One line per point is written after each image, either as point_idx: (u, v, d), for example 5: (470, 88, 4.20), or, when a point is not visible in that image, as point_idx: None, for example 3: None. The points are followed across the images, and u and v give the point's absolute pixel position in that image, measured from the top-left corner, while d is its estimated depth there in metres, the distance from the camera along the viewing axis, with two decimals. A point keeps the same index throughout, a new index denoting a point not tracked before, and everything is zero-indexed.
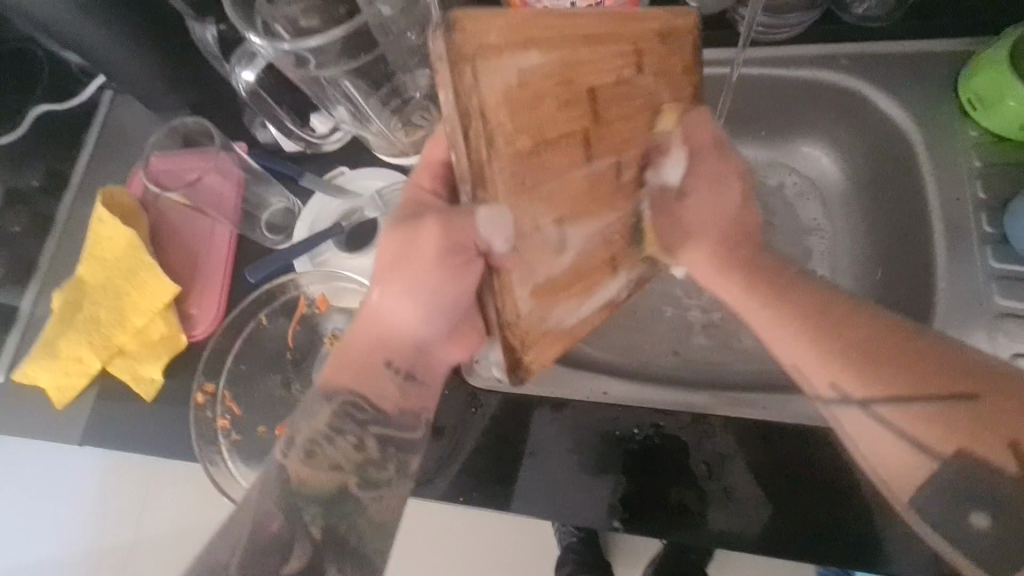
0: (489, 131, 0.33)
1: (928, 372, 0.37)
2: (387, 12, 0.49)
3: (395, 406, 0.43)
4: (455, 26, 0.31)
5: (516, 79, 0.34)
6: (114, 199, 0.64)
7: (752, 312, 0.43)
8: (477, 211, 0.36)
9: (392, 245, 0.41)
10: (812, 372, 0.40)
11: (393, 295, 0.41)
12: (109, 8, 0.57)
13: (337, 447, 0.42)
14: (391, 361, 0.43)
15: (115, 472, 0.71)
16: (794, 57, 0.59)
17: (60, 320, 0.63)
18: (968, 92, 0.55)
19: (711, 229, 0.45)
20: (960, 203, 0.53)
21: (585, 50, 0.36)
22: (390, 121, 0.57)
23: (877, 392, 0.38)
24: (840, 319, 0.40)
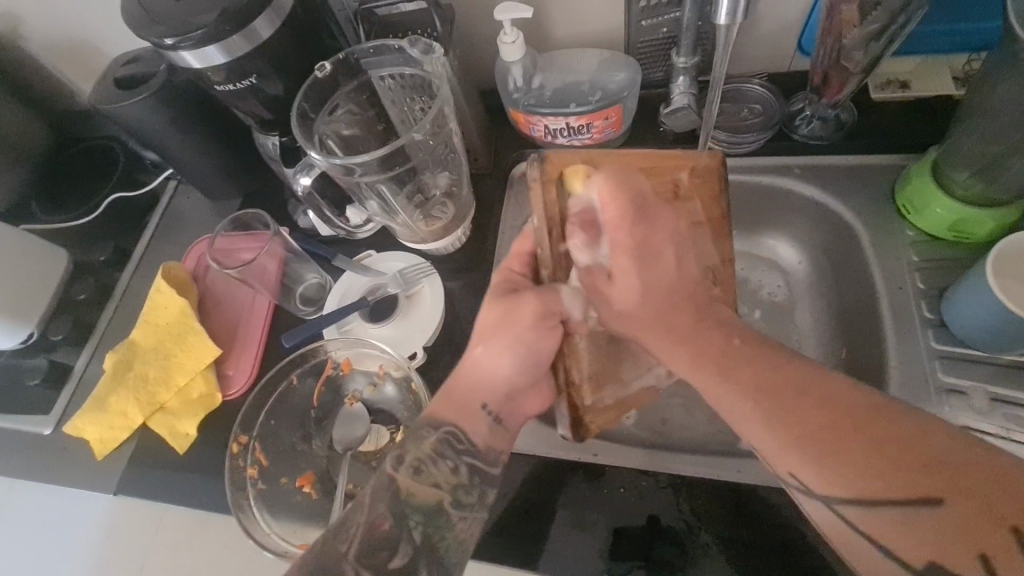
0: (562, 231, 0.48)
1: (888, 476, 0.35)
2: (419, 137, 0.59)
3: (484, 442, 0.49)
4: (543, 159, 0.47)
5: (610, 183, 0.46)
6: (172, 272, 0.74)
7: (728, 406, 0.42)
8: (558, 288, 0.49)
9: (497, 311, 0.49)
10: (779, 464, 0.39)
11: (498, 349, 0.49)
12: (190, 119, 0.71)
13: (440, 469, 0.47)
14: (485, 404, 0.49)
15: (123, 516, 0.67)
16: (754, 166, 0.70)
17: (112, 377, 0.70)
18: (902, 199, 0.65)
19: (656, 312, 0.47)
20: (902, 291, 0.62)
21: (647, 174, 0.51)
22: (413, 214, 0.67)
23: (834, 491, 0.36)
24: (794, 404, 0.39)
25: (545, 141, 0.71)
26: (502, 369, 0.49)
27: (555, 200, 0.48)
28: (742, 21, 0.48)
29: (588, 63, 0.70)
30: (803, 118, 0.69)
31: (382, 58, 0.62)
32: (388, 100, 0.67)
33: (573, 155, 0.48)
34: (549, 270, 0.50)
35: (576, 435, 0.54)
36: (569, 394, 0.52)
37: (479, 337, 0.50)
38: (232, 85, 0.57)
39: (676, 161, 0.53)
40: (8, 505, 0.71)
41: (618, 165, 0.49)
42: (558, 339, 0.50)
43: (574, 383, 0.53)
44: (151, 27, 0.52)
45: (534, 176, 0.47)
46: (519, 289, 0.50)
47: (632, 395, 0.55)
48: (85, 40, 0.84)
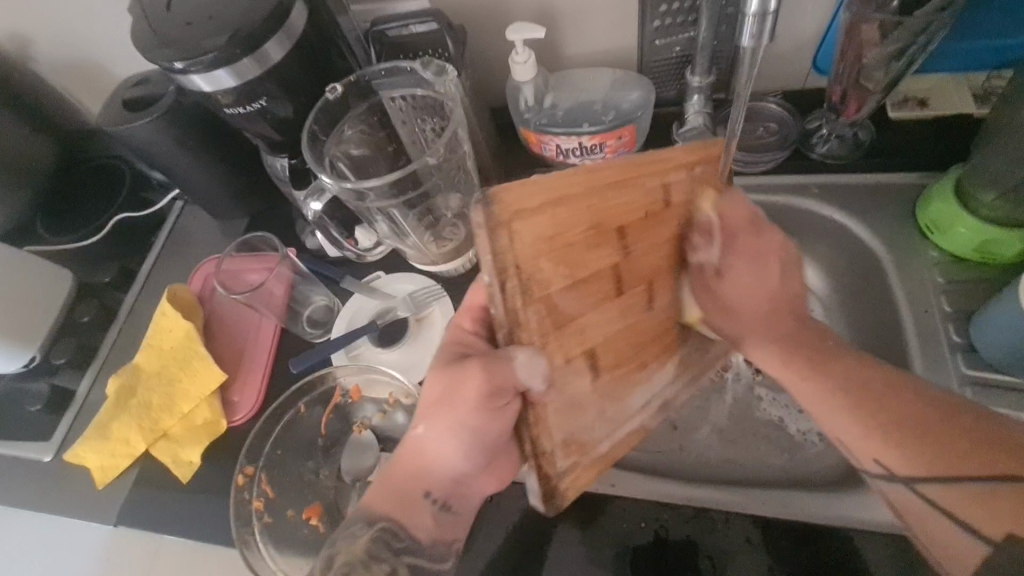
0: (522, 285, 0.41)
1: (962, 454, 0.40)
2: (433, 161, 0.58)
3: (429, 537, 0.48)
4: (491, 199, 0.37)
5: (545, 227, 0.40)
6: (176, 295, 0.72)
7: (823, 410, 0.46)
8: (515, 356, 0.43)
9: (440, 387, 0.48)
10: (885, 459, 0.43)
11: (440, 429, 0.48)
12: (199, 140, 0.70)
13: (374, 571, 0.45)
14: (429, 492, 0.48)
15: (118, 550, 0.64)
16: (770, 185, 0.69)
17: (114, 404, 0.69)
18: (925, 219, 0.63)
19: (761, 312, 0.51)
20: (927, 313, 0.60)
21: (611, 186, 0.41)
22: (424, 236, 0.66)
23: (917, 471, 0.41)
24: (875, 390, 0.44)
25: (557, 161, 0.70)
26: (443, 451, 0.48)
27: (506, 246, 0.39)
28: (768, 44, 0.47)
29: (601, 83, 0.69)
30: (819, 136, 0.68)
31: (394, 79, 0.61)
32: (399, 120, 0.66)
33: (521, 192, 0.38)
34: (507, 332, 0.42)
35: (550, 507, 0.49)
36: (538, 462, 0.47)
37: (421, 415, 0.48)
38: (240, 108, 0.56)
39: (655, 165, 0.43)
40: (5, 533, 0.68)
41: (553, 207, 0.39)
42: (508, 414, 0.47)
43: (541, 451, 0.47)
44: (160, 51, 0.51)
45: (479, 224, 0.37)
46: (472, 351, 0.48)
47: (618, 445, 0.52)
48: (94, 61, 0.84)
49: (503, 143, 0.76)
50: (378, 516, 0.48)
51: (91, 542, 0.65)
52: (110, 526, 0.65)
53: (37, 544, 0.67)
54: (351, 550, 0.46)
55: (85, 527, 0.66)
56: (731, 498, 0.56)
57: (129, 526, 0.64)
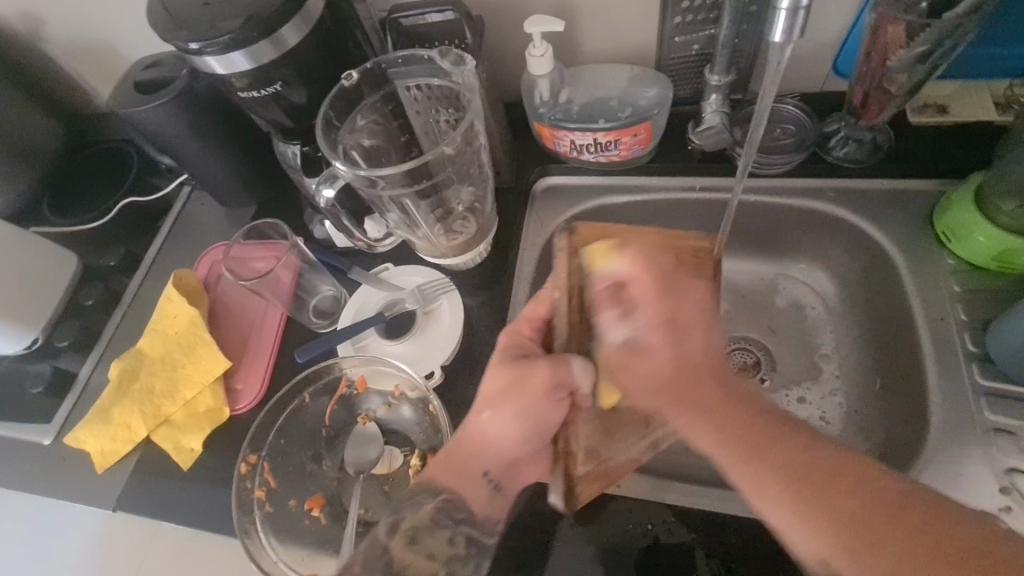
0: (583, 299, 0.47)
1: (918, 558, 0.35)
2: (448, 151, 0.57)
3: (482, 509, 0.47)
4: (573, 231, 0.48)
5: (648, 264, 0.45)
6: (183, 281, 0.72)
7: (754, 490, 0.40)
8: (572, 359, 0.46)
9: (506, 377, 0.46)
10: (796, 540, 0.38)
11: (506, 417, 0.46)
12: (211, 124, 0.69)
13: (436, 539, 0.46)
14: (487, 471, 0.47)
15: (117, 534, 0.63)
16: (787, 188, 0.68)
17: (117, 388, 0.68)
18: (943, 225, 0.62)
19: (661, 371, 0.43)
20: (943, 322, 0.59)
21: (666, 250, 0.48)
22: (434, 228, 0.65)
23: (855, 570, 0.36)
24: (813, 473, 0.39)
25: (570, 157, 0.70)
26: (509, 438, 0.46)
27: (573, 270, 0.46)
28: (798, 40, 0.46)
29: (617, 79, 0.68)
30: (838, 139, 0.67)
31: (410, 68, 0.60)
32: (413, 111, 0.65)
33: (596, 232, 0.48)
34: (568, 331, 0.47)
35: (566, 506, 0.47)
36: (565, 463, 0.47)
37: (485, 401, 0.47)
38: (255, 92, 0.55)
39: (697, 235, 0.51)
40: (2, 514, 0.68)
41: (615, 247, 0.47)
42: (565, 409, 0.47)
43: (570, 451, 0.48)
44: (176, 32, 0.50)
45: (562, 245, 0.47)
46: (531, 354, 0.48)
47: (626, 463, 0.51)
48: (105, 44, 0.84)
49: (515, 138, 0.75)
50: (439, 487, 0.47)
51: (89, 525, 0.65)
52: (108, 509, 0.65)
53: (34, 527, 0.66)
54: (417, 516, 0.46)
55: (82, 509, 0.66)
56: (740, 502, 0.55)
57: (128, 510, 0.63)
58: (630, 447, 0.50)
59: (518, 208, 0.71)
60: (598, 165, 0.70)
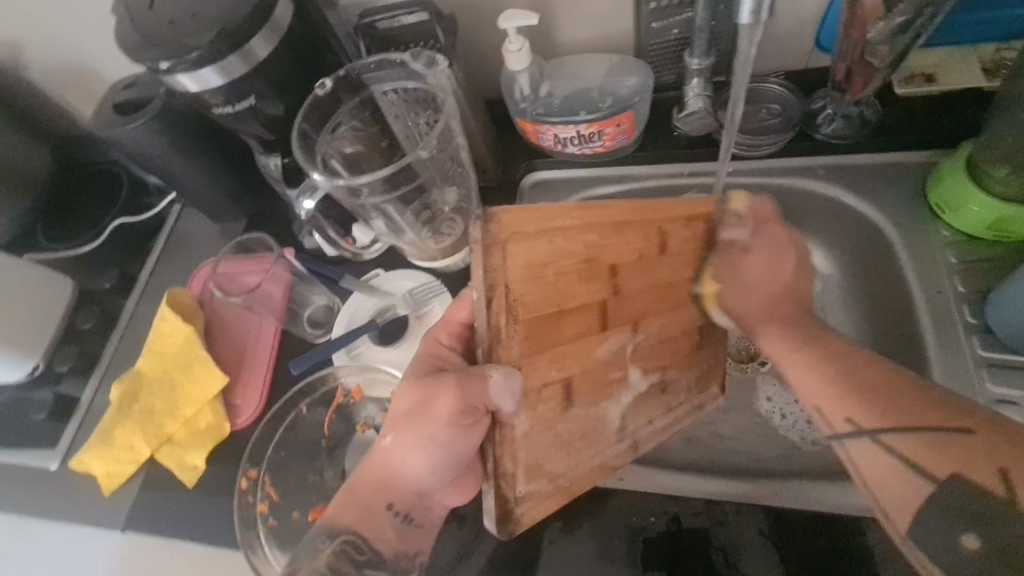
0: (509, 301, 0.41)
1: (917, 408, 0.39)
2: (425, 153, 0.57)
3: (392, 549, 0.46)
4: (491, 218, 0.38)
5: (535, 255, 0.41)
6: (176, 299, 0.72)
7: (782, 356, 0.46)
8: (488, 374, 0.43)
9: (414, 396, 0.47)
10: (826, 407, 0.42)
11: (411, 447, 0.47)
12: (192, 141, 0.69)
13: (385, 544, 0.46)
14: (392, 504, 0.47)
15: (125, 555, 0.64)
16: (775, 168, 0.67)
17: (118, 410, 0.68)
18: (936, 197, 0.61)
19: (770, 305, 0.49)
20: (941, 294, 0.58)
21: (606, 238, 0.44)
22: (421, 231, 0.65)
23: (882, 423, 0.40)
24: (848, 354, 0.44)
25: (555, 150, 0.69)
26: (419, 467, 0.47)
27: (499, 266, 0.40)
28: (768, 19, 0.45)
29: (597, 69, 0.68)
30: (824, 115, 0.66)
31: (384, 72, 0.60)
32: (391, 115, 0.64)
33: (521, 216, 0.39)
34: (489, 345, 0.43)
35: (504, 532, 0.46)
36: (499, 485, 0.45)
37: (390, 426, 0.48)
38: (229, 107, 0.55)
39: (658, 213, 0.47)
40: (13, 541, 0.68)
41: (546, 235, 0.41)
42: (480, 430, 0.46)
43: (505, 472, 0.46)
44: (146, 52, 0.50)
45: (476, 240, 0.38)
46: (446, 367, 0.48)
47: (577, 477, 0.49)
48: (85, 66, 0.84)
49: (500, 135, 0.74)
50: (341, 528, 0.46)
51: (98, 548, 0.65)
52: (117, 532, 0.65)
53: (46, 553, 0.66)
54: (312, 565, 0.44)
55: (90, 532, 0.66)
56: (748, 490, 0.56)
57: (135, 531, 0.64)
58: (581, 458, 0.50)
59: (506, 205, 0.71)
60: (583, 157, 0.70)
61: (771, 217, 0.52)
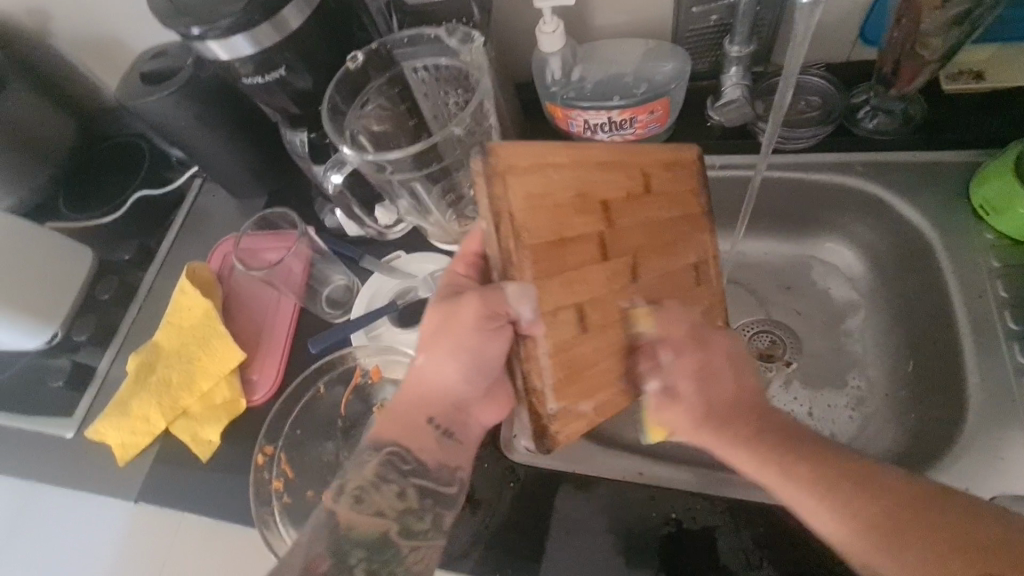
0: (516, 229, 0.39)
1: (922, 538, 0.39)
2: (458, 132, 0.55)
3: (434, 460, 0.46)
4: (490, 151, 0.39)
5: (534, 188, 0.40)
6: (195, 273, 0.71)
7: (782, 486, 0.43)
8: (505, 286, 0.40)
9: (437, 317, 0.45)
10: (840, 539, 0.41)
11: (441, 358, 0.45)
12: (217, 114, 0.69)
13: (383, 495, 0.44)
14: (432, 417, 0.46)
15: (137, 526, 0.64)
16: (813, 163, 0.65)
17: (135, 381, 0.68)
18: (980, 199, 0.59)
19: (713, 406, 0.45)
20: (981, 300, 0.56)
21: (599, 175, 0.44)
22: (446, 214, 0.64)
23: (904, 570, 0.39)
24: (834, 470, 0.42)
25: (584, 137, 0.68)
26: (448, 377, 0.45)
27: (501, 194, 0.39)
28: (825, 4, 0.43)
29: (632, 55, 0.66)
30: (866, 111, 0.64)
31: (417, 49, 0.58)
32: (421, 94, 0.63)
33: (517, 150, 0.40)
34: (501, 262, 0.40)
35: (539, 447, 0.43)
36: (528, 400, 0.42)
37: (421, 345, 0.46)
38: (259, 78, 0.54)
39: (639, 160, 0.47)
40: (28, 506, 0.69)
41: (541, 170, 0.41)
42: (508, 341, 0.42)
43: (535, 389, 0.42)
44: (177, 18, 0.49)
45: (477, 171, 0.38)
46: (465, 291, 0.45)
47: (603, 402, 0.44)
48: (112, 38, 0.83)
49: (527, 120, 0.73)
50: (385, 442, 0.46)
51: (111, 517, 0.65)
52: (130, 502, 0.65)
53: (60, 520, 0.67)
54: (359, 476, 0.45)
55: (104, 501, 0.66)
56: None
57: (149, 502, 0.64)
58: (607, 377, 0.44)
59: None
60: None
61: (698, 218, 0.51)
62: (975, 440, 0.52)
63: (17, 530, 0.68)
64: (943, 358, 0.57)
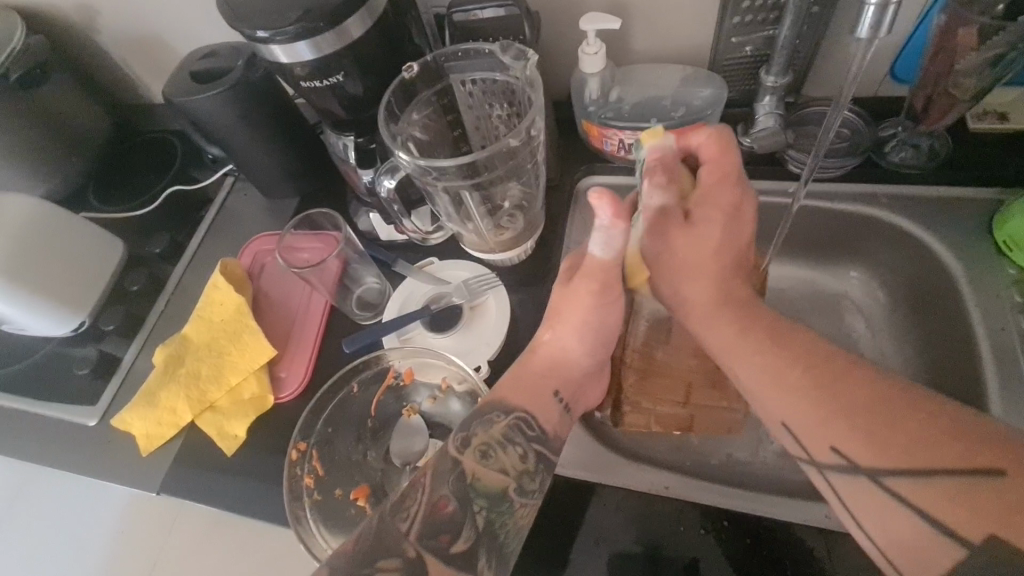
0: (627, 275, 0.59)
1: (931, 443, 0.36)
2: (513, 143, 0.57)
3: (554, 428, 0.51)
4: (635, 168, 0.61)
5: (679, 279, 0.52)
6: (228, 269, 0.72)
7: (734, 354, 0.45)
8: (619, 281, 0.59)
9: (557, 297, 0.54)
10: (801, 434, 0.42)
11: (565, 333, 0.53)
12: (262, 114, 0.70)
13: (508, 454, 0.48)
14: (558, 392, 0.52)
15: (162, 517, 0.64)
16: (839, 193, 0.67)
17: (163, 372, 0.69)
18: (1004, 234, 0.61)
19: (710, 263, 0.48)
20: (1004, 331, 0.58)
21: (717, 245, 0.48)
22: (484, 223, 0.65)
23: (881, 462, 0.38)
24: (824, 358, 0.42)
25: (617, 155, 0.70)
26: (568, 352, 0.53)
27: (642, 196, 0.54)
28: (884, 36, 0.46)
29: (670, 79, 0.68)
30: (894, 143, 0.66)
31: (469, 62, 0.61)
32: (466, 106, 0.66)
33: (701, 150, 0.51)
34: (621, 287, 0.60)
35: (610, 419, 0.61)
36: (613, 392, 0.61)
37: (548, 324, 0.54)
38: (315, 82, 0.55)
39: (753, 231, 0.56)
40: (52, 490, 0.69)
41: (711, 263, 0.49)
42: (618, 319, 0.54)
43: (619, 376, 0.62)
44: (244, 21, 0.51)
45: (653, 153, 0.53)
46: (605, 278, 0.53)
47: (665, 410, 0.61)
48: (156, 37, 0.85)
49: (561, 137, 0.75)
50: (511, 406, 0.50)
51: (135, 510, 0.65)
52: (151, 494, 0.65)
53: (83, 508, 0.67)
54: (487, 434, 0.48)
55: (125, 491, 0.66)
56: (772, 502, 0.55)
57: (172, 494, 0.64)
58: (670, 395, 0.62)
59: (563, 206, 0.71)
60: None
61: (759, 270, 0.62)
62: None
63: (38, 515, 0.68)
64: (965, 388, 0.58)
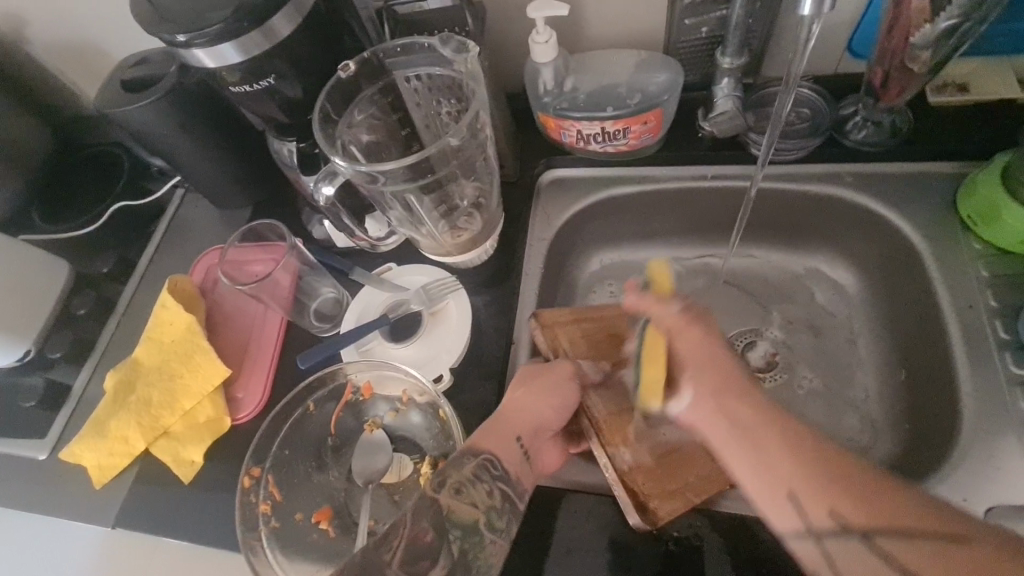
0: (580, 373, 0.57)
1: (912, 514, 0.37)
2: (455, 141, 0.54)
3: (516, 470, 0.48)
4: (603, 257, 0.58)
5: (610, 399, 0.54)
6: (177, 286, 0.69)
7: (735, 442, 0.41)
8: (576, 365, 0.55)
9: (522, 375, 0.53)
10: (805, 497, 0.39)
11: (532, 396, 0.51)
12: (201, 122, 0.67)
13: (478, 490, 0.46)
14: (519, 436, 0.49)
15: (110, 553, 0.60)
16: (799, 175, 0.66)
17: (112, 400, 0.65)
18: (968, 209, 0.60)
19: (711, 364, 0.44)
20: (971, 308, 0.57)
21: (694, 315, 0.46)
22: (438, 224, 0.62)
23: (875, 526, 0.37)
24: (828, 449, 0.40)
25: (576, 147, 0.67)
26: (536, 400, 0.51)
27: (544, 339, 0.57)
28: (830, 11, 0.44)
29: (625, 65, 0.66)
30: (855, 122, 0.65)
31: (410, 58, 0.58)
32: (413, 103, 0.63)
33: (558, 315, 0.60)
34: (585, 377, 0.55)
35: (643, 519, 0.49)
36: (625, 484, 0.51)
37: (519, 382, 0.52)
38: (246, 86, 0.52)
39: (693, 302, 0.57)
40: None
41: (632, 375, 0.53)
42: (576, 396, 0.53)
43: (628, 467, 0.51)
44: (161, 25, 0.48)
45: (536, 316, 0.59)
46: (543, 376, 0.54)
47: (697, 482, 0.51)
48: (90, 45, 0.81)
49: (519, 130, 0.73)
50: (483, 449, 0.48)
51: (83, 547, 0.61)
52: (103, 528, 0.62)
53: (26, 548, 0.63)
54: (459, 473, 0.46)
55: (74, 526, 0.63)
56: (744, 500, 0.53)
57: (124, 527, 0.61)
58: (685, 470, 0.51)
59: (523, 202, 0.69)
60: (604, 155, 0.68)
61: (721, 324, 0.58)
62: (970, 450, 0.52)
63: None
64: (935, 369, 0.57)
